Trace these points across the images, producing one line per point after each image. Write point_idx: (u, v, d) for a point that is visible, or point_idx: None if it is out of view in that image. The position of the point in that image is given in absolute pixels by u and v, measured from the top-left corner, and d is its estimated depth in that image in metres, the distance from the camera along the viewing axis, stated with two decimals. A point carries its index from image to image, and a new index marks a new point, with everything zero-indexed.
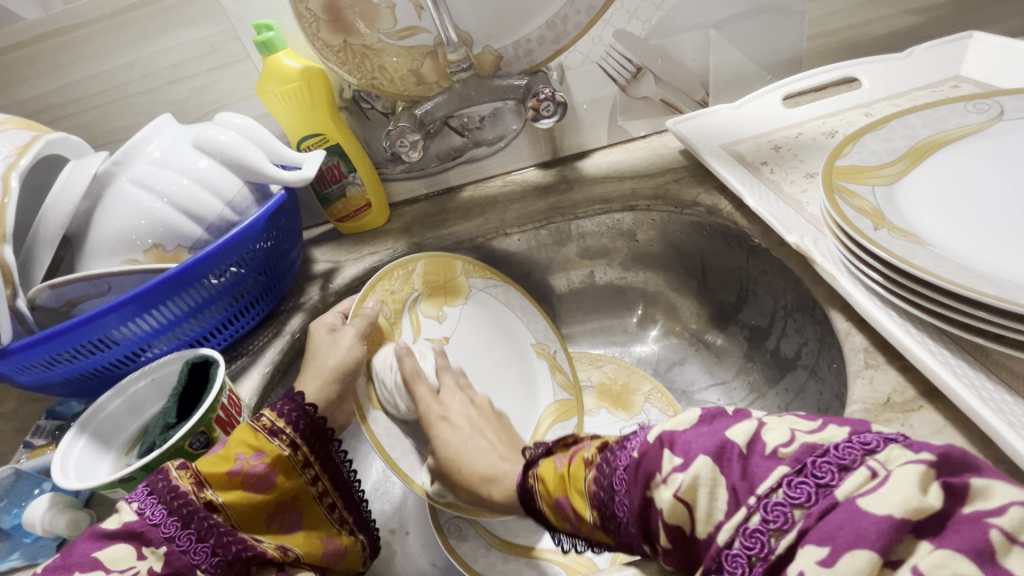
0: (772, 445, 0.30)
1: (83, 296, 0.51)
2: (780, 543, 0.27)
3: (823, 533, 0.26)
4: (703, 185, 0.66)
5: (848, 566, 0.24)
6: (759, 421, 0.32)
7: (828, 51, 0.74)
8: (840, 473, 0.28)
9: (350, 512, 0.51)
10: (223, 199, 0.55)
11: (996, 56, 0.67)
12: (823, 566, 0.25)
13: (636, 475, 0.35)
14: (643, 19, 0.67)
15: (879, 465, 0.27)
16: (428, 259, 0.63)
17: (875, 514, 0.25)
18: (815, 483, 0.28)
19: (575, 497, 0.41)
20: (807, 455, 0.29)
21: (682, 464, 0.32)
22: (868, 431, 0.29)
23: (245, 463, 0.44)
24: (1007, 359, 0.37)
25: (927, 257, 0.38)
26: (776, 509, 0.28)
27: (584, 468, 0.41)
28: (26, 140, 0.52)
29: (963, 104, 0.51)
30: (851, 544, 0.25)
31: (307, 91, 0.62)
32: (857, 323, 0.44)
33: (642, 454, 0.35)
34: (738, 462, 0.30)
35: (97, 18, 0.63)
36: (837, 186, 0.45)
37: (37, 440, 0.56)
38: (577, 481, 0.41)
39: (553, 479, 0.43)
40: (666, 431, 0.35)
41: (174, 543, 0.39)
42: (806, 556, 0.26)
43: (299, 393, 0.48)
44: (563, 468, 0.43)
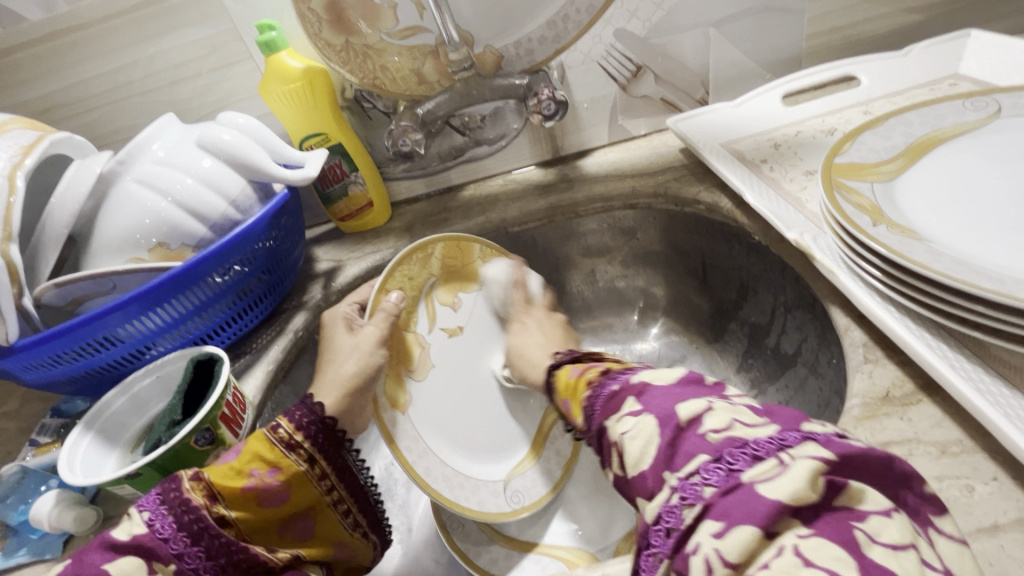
0: (707, 426, 0.31)
1: (88, 294, 0.51)
2: (688, 515, 0.28)
3: (721, 510, 0.27)
4: (704, 183, 0.67)
5: (734, 539, 0.25)
6: (708, 404, 0.32)
7: (827, 49, 0.74)
8: (752, 461, 0.28)
9: (364, 515, 0.51)
10: (226, 197, 0.56)
11: (994, 53, 0.68)
12: (715, 538, 0.26)
13: (606, 410, 0.38)
14: (643, 18, 0.67)
15: (787, 456, 0.27)
16: (445, 242, 0.62)
17: (768, 497, 0.26)
18: (726, 468, 0.28)
19: (574, 407, 0.44)
20: (729, 445, 0.30)
21: (639, 409, 0.35)
22: (794, 430, 0.29)
23: (259, 480, 0.44)
24: (1005, 352, 0.37)
25: (926, 253, 0.38)
26: (691, 488, 0.29)
27: (585, 386, 0.43)
28: (31, 139, 0.52)
29: (960, 102, 0.51)
30: (742, 522, 0.26)
31: (309, 90, 0.63)
32: (857, 318, 0.44)
33: (620, 390, 0.38)
34: (673, 432, 0.32)
35: (100, 18, 0.63)
36: (836, 183, 0.46)
37: (42, 438, 0.56)
38: (578, 395, 0.44)
39: (565, 386, 0.47)
40: (642, 381, 0.37)
41: (183, 561, 0.39)
42: (705, 531, 0.27)
43: (318, 405, 0.48)
44: (575, 379, 0.45)
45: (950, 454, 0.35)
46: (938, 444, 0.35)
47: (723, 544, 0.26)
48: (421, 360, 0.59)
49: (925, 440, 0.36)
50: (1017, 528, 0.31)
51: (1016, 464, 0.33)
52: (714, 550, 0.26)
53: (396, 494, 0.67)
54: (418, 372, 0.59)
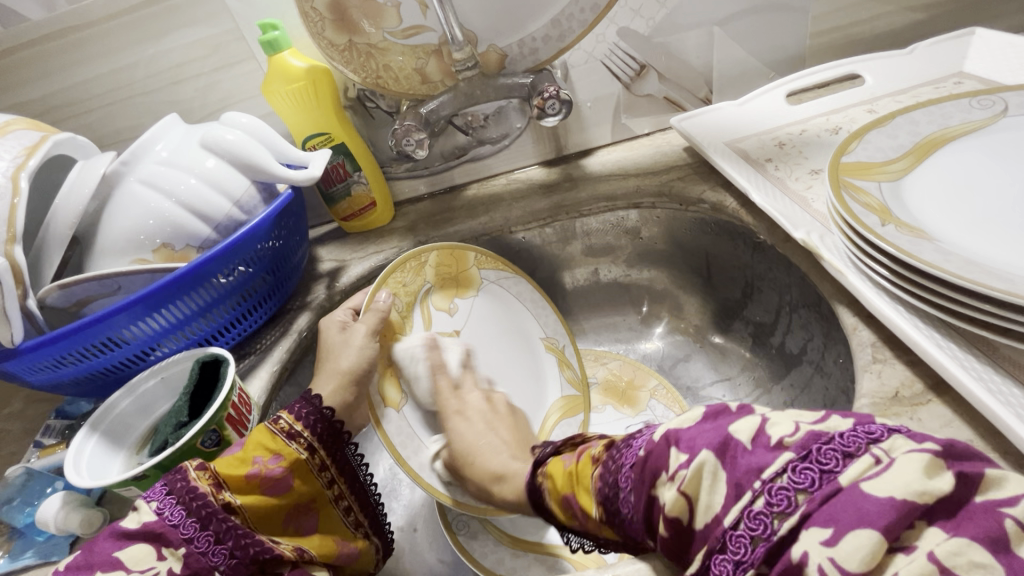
0: (776, 435, 0.30)
1: (93, 296, 0.51)
2: (782, 526, 0.28)
3: (827, 515, 0.26)
4: (708, 182, 0.66)
5: (852, 545, 0.25)
6: (762, 414, 0.32)
7: (831, 47, 0.74)
8: (844, 460, 0.28)
9: (365, 514, 0.51)
10: (230, 198, 0.56)
11: (999, 52, 0.68)
12: (827, 547, 0.26)
13: (642, 474, 0.35)
14: (646, 17, 0.67)
15: (883, 452, 0.28)
16: (440, 250, 0.62)
17: (879, 496, 0.26)
18: (818, 469, 0.28)
19: (584, 495, 0.41)
20: (812, 442, 0.29)
21: (686, 458, 0.32)
22: (872, 422, 0.30)
23: (263, 466, 0.44)
24: (1014, 352, 0.37)
25: (934, 252, 0.38)
26: (780, 493, 0.28)
27: (591, 466, 0.42)
28: (34, 140, 0.52)
29: (967, 100, 0.51)
30: (854, 526, 0.25)
31: (313, 90, 0.63)
32: (864, 318, 0.44)
33: (650, 451, 0.35)
34: (740, 455, 0.30)
35: (101, 18, 0.63)
36: (843, 183, 0.46)
37: (47, 439, 0.56)
38: (585, 478, 0.42)
39: (562, 477, 0.43)
40: (671, 430, 0.35)
41: (192, 545, 0.39)
42: (810, 538, 0.26)
43: (317, 397, 0.49)
44: (573, 466, 0.43)
45: None
46: None
47: (838, 552, 0.25)
48: None
49: None
50: None
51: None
52: (828, 557, 0.25)
53: (401, 494, 0.67)
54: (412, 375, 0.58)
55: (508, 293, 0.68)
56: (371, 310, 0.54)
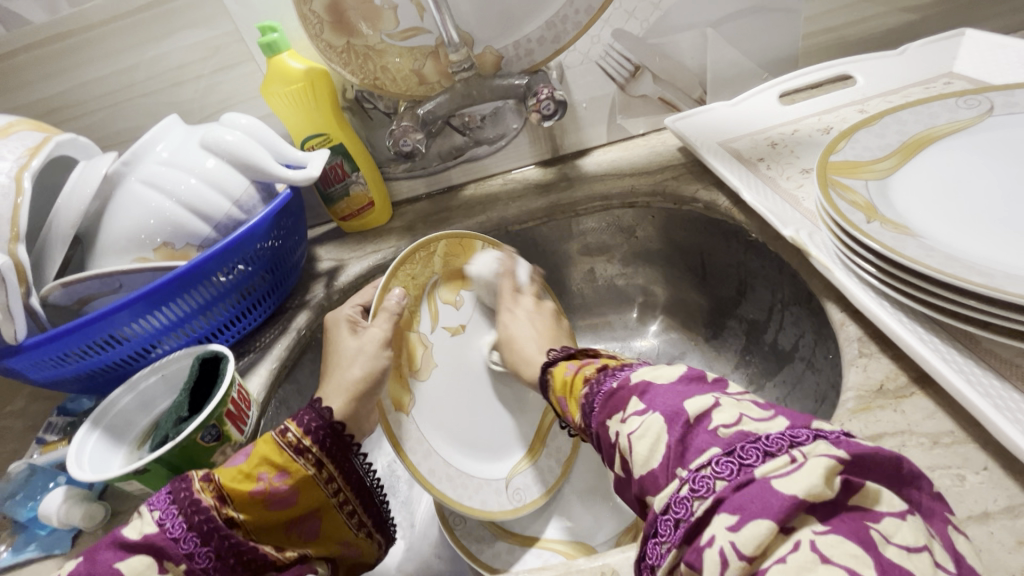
0: (716, 422, 0.33)
1: (94, 294, 0.52)
2: (700, 508, 0.29)
3: (735, 504, 0.28)
4: (701, 182, 0.67)
5: (751, 533, 0.26)
6: (715, 401, 0.34)
7: (824, 48, 0.75)
8: (764, 457, 0.29)
9: (368, 514, 0.51)
10: (229, 198, 0.56)
11: (988, 53, 0.69)
12: (730, 531, 0.27)
13: (608, 402, 0.40)
14: (640, 18, 0.68)
15: (800, 454, 0.28)
16: (448, 240, 0.62)
17: (782, 492, 0.27)
18: (739, 462, 0.30)
19: (573, 404, 0.45)
20: (741, 440, 0.31)
21: (643, 408, 0.36)
22: (803, 427, 0.31)
23: (268, 484, 0.44)
24: (996, 345, 0.38)
25: (918, 248, 0.39)
26: (703, 480, 0.30)
27: (582, 383, 0.45)
28: (36, 141, 0.53)
29: (954, 100, 0.52)
30: (756, 515, 0.27)
31: (311, 91, 0.63)
32: (852, 314, 0.45)
33: (623, 388, 0.39)
34: (681, 429, 0.33)
35: (103, 21, 0.64)
36: (831, 181, 0.46)
37: (49, 435, 0.57)
38: (574, 394, 0.46)
39: (560, 383, 0.48)
40: (645, 380, 0.38)
41: (193, 560, 0.40)
42: (719, 523, 0.28)
43: (326, 409, 0.49)
44: (571, 376, 0.47)
45: (942, 444, 0.35)
46: (930, 435, 0.36)
47: (739, 537, 0.26)
48: (424, 360, 0.60)
49: (919, 431, 0.36)
50: (1008, 516, 0.32)
51: (1006, 454, 0.34)
52: (729, 542, 0.27)
53: (399, 491, 0.68)
54: (421, 371, 0.59)
55: None
56: (382, 312, 0.55)
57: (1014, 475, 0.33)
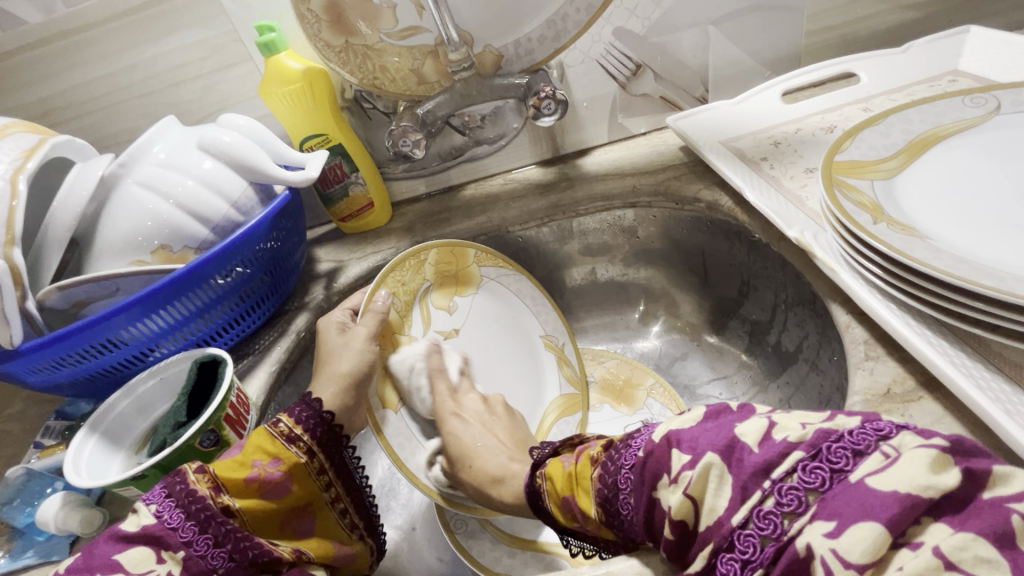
0: (783, 436, 0.31)
1: (91, 297, 0.52)
2: (793, 525, 0.28)
3: (831, 509, 0.27)
4: (704, 181, 0.67)
5: (854, 537, 0.26)
6: (769, 419, 0.32)
7: (826, 46, 0.74)
8: (855, 458, 0.28)
9: (360, 517, 0.51)
10: (228, 199, 0.56)
11: (993, 50, 0.68)
12: (830, 538, 0.26)
13: (640, 475, 0.36)
14: (641, 17, 0.67)
15: (892, 449, 0.28)
16: (439, 248, 0.62)
17: (884, 491, 0.26)
18: (829, 468, 0.29)
19: (583, 497, 0.42)
20: (823, 440, 0.30)
21: (689, 458, 0.33)
22: (883, 419, 0.30)
23: (261, 470, 0.45)
24: (1005, 348, 0.38)
25: (925, 250, 0.39)
26: (790, 493, 0.29)
27: (591, 466, 0.42)
28: (32, 143, 0.52)
29: (960, 98, 0.51)
30: (858, 519, 0.26)
31: (309, 91, 0.63)
32: (857, 316, 0.45)
33: (647, 455, 0.36)
34: (748, 457, 0.31)
35: (98, 21, 0.63)
36: (836, 181, 0.46)
37: (48, 440, 0.56)
38: (584, 481, 0.42)
39: (561, 479, 0.44)
40: (671, 431, 0.35)
41: (192, 548, 0.39)
42: (813, 530, 0.27)
43: (317, 400, 0.49)
44: (572, 470, 0.44)
45: None
46: None
47: (841, 544, 0.26)
48: None
49: None
50: None
51: (1017, 459, 0.34)
52: (830, 549, 0.26)
53: (399, 493, 0.68)
54: None
55: (507, 289, 0.68)
56: (370, 312, 0.54)
57: None
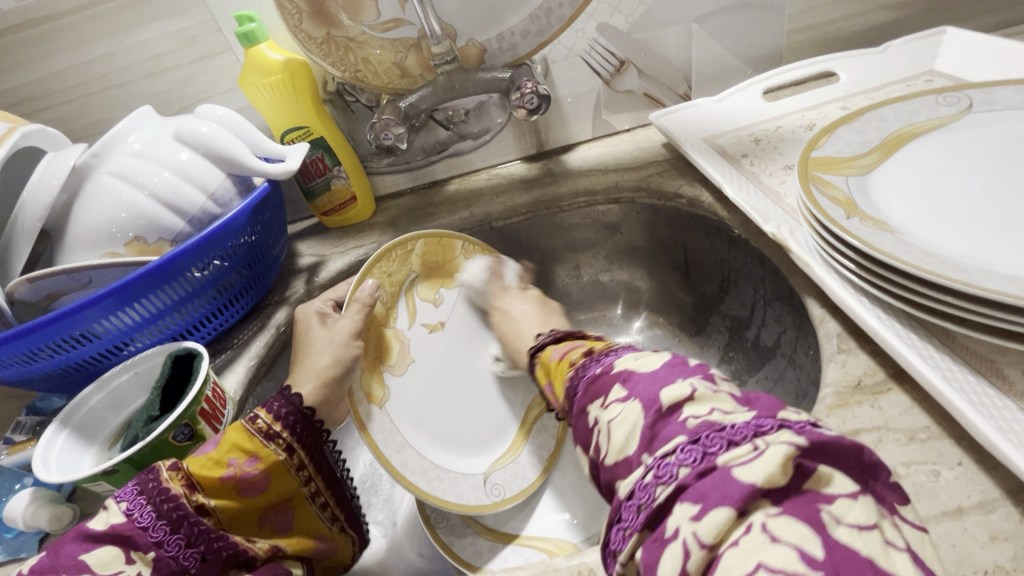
0: (686, 412, 0.32)
1: (62, 290, 0.50)
2: (663, 494, 0.29)
3: (698, 493, 0.28)
4: (686, 177, 0.67)
5: (711, 521, 0.26)
6: (691, 390, 0.32)
7: (808, 45, 0.75)
8: (727, 445, 0.28)
9: (341, 508, 0.51)
10: (205, 191, 0.55)
11: (968, 51, 0.69)
12: (693, 521, 0.27)
13: (588, 389, 0.39)
14: (625, 13, 0.68)
15: (762, 442, 0.28)
16: (426, 239, 0.62)
17: (740, 481, 0.26)
18: (702, 450, 0.29)
19: (557, 386, 0.46)
20: (707, 428, 0.30)
21: (625, 395, 0.35)
22: (769, 416, 0.29)
23: (238, 469, 0.43)
24: (971, 341, 0.38)
25: (896, 245, 0.39)
26: (666, 467, 0.30)
27: (568, 367, 0.44)
28: (2, 131, 0.51)
29: (934, 97, 0.52)
30: (717, 504, 0.26)
31: (290, 83, 0.62)
32: (831, 310, 0.45)
33: (606, 373, 0.38)
34: (654, 416, 0.33)
35: (74, 8, 0.62)
36: (812, 177, 0.46)
37: (18, 436, 0.56)
38: (561, 373, 0.45)
39: (547, 368, 0.48)
40: (627, 368, 0.37)
41: (162, 549, 0.39)
42: (682, 513, 0.28)
43: (296, 395, 0.49)
44: (557, 361, 0.47)
45: (918, 440, 0.36)
46: (906, 431, 0.36)
47: (700, 526, 0.26)
48: (400, 355, 0.60)
49: (895, 427, 0.36)
50: (980, 512, 0.32)
51: (980, 450, 0.34)
52: (692, 531, 0.26)
53: (380, 491, 0.67)
54: (397, 367, 0.60)
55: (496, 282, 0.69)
56: (355, 302, 0.55)
57: (988, 471, 0.33)
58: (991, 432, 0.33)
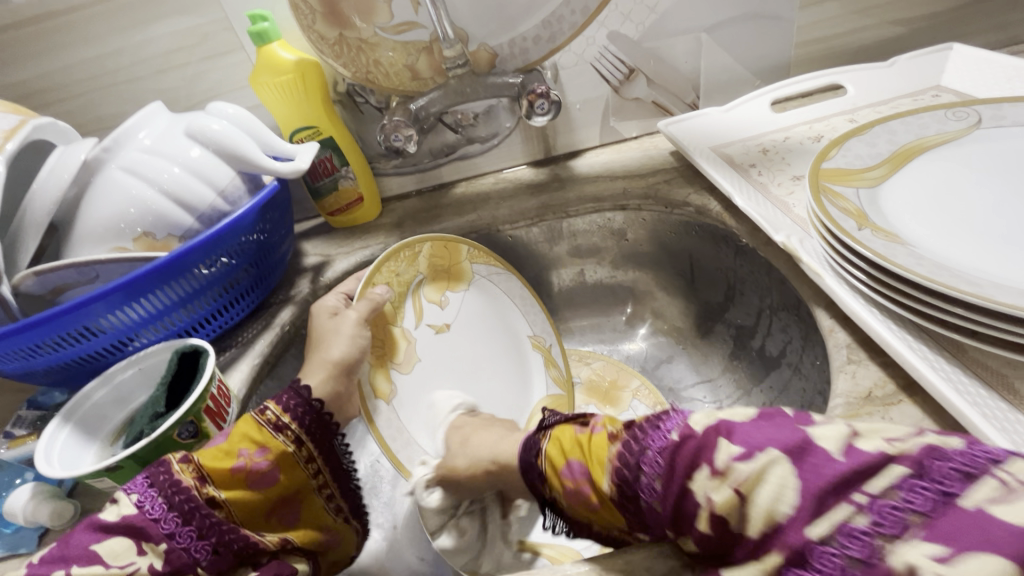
0: (886, 438, 0.28)
1: (69, 284, 0.50)
2: (891, 548, 0.25)
3: (943, 534, 0.24)
4: (694, 186, 0.67)
5: (975, 568, 0.23)
6: (852, 429, 0.29)
7: (816, 57, 0.75)
8: (967, 480, 0.25)
9: (346, 500, 0.50)
10: (215, 188, 0.55)
11: (975, 67, 0.70)
12: (939, 564, 0.23)
13: (674, 463, 0.32)
14: (636, 21, 0.68)
15: (1013, 476, 0.25)
16: (433, 242, 0.63)
17: (1011, 523, 0.23)
18: (937, 491, 0.25)
19: (596, 470, 0.37)
20: (929, 457, 0.27)
21: (743, 453, 0.29)
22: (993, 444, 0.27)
23: (248, 460, 0.44)
24: (982, 355, 0.38)
25: (908, 257, 0.39)
26: (891, 515, 0.26)
27: (610, 445, 0.37)
28: (13, 124, 0.51)
29: (943, 112, 0.53)
30: (978, 549, 0.23)
31: (301, 82, 0.62)
32: (841, 320, 0.45)
33: (686, 437, 0.32)
34: (820, 463, 0.28)
35: (86, 2, 0.62)
36: (823, 188, 0.47)
37: (18, 430, 0.55)
38: (598, 453, 0.37)
39: (570, 445, 0.39)
40: (718, 420, 0.32)
41: (174, 541, 0.39)
42: (918, 552, 0.24)
43: (305, 387, 0.48)
44: (585, 437, 0.39)
45: None
46: None
47: (954, 572, 0.23)
48: (407, 355, 0.60)
49: None
50: None
51: None
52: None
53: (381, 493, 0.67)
54: (403, 366, 0.59)
55: (496, 287, 0.69)
56: (365, 299, 0.55)
57: None
58: (1004, 445, 0.33)
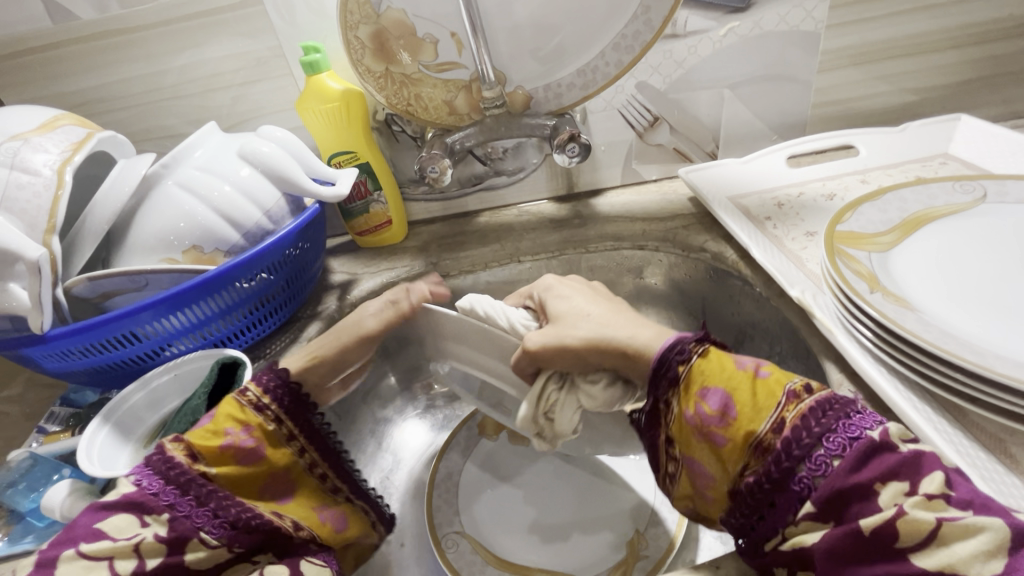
0: None
1: (118, 290, 0.53)
2: None
3: None
4: (711, 233, 0.70)
5: None
6: None
7: (831, 118, 0.80)
8: None
9: (341, 480, 0.52)
10: (261, 207, 0.58)
11: (980, 139, 0.74)
12: None
13: (870, 461, 0.32)
14: (664, 74, 0.72)
15: None
16: None
17: None
18: None
19: (763, 412, 0.36)
20: None
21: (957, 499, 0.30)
22: None
23: (236, 438, 0.45)
24: (982, 419, 0.41)
25: (916, 322, 0.42)
26: None
27: (783, 394, 0.37)
28: (80, 136, 0.54)
29: (951, 184, 0.56)
30: None
31: (345, 111, 0.66)
32: (849, 375, 0.48)
33: (896, 451, 0.32)
34: None
35: (150, 24, 0.66)
36: (837, 249, 0.50)
37: (52, 426, 0.58)
38: (768, 400, 0.37)
39: (738, 382, 0.39)
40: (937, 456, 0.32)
41: (175, 510, 0.41)
42: None
43: (284, 369, 0.50)
44: (751, 379, 0.39)
45: None
46: None
47: None
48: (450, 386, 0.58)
49: None
50: None
51: None
52: None
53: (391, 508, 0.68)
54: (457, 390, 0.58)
55: None
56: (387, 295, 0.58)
57: None
58: None
